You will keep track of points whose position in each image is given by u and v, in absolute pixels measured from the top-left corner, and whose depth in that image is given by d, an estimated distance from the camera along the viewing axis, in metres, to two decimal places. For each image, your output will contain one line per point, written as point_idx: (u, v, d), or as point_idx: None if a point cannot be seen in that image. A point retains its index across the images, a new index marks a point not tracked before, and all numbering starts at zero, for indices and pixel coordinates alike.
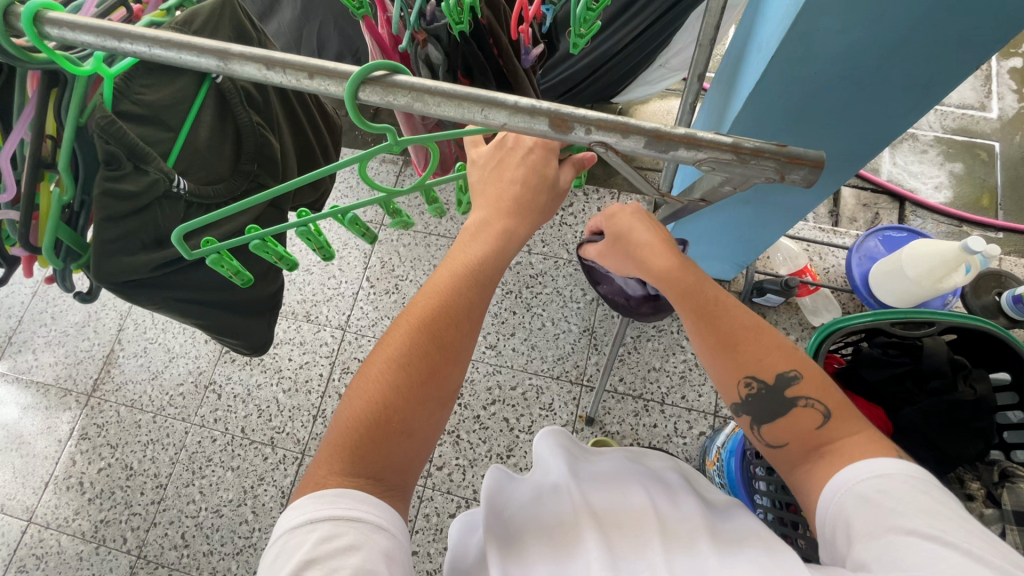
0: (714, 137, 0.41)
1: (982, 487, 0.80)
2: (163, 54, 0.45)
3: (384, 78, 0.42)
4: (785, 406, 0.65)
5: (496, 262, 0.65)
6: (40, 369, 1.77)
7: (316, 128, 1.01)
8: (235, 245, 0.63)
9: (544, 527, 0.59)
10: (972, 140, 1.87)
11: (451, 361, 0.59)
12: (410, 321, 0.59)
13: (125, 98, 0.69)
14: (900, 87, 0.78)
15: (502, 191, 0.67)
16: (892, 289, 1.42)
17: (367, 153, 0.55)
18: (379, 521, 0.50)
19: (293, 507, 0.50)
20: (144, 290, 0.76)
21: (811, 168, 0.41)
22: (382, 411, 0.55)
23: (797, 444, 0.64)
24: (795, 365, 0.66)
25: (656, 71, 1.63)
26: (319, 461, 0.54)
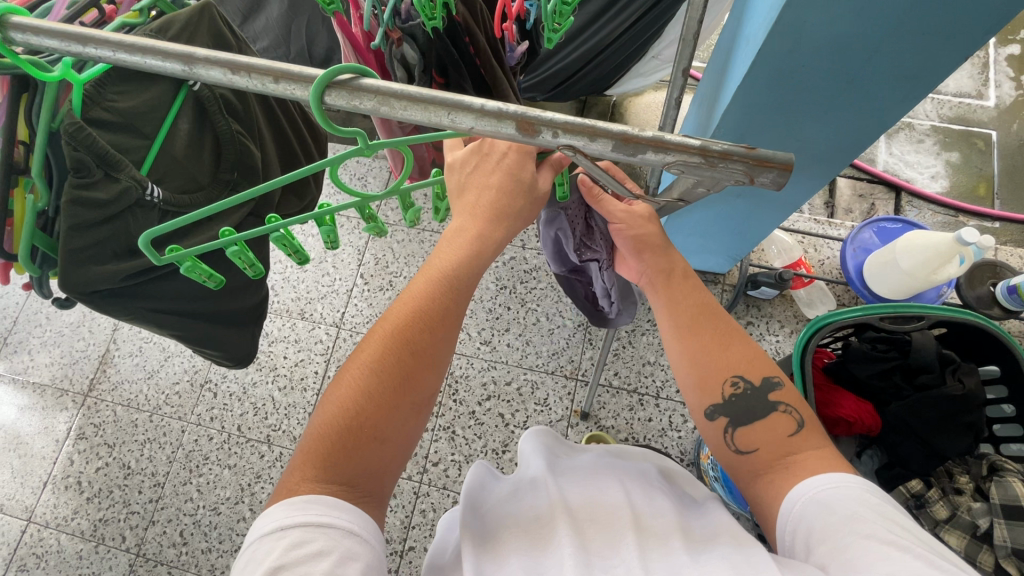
0: (683, 140, 0.40)
1: (971, 480, 0.80)
2: (127, 58, 0.45)
3: (348, 81, 0.41)
4: (764, 410, 0.68)
5: (470, 268, 0.65)
6: (37, 370, 1.77)
7: (302, 142, 1.00)
8: (207, 249, 0.65)
9: (521, 522, 0.59)
10: (970, 129, 1.86)
11: (426, 368, 0.61)
12: (385, 328, 0.61)
13: (96, 104, 0.68)
14: (887, 77, 0.77)
15: (479, 196, 0.66)
16: (887, 282, 1.41)
17: (338, 158, 0.54)
18: (352, 527, 0.51)
19: (264, 514, 0.52)
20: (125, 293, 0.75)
21: (780, 171, 0.40)
22: (355, 419, 0.57)
23: (769, 450, 0.65)
24: (777, 372, 0.70)
25: (649, 63, 1.62)
26: (294, 467, 0.56)
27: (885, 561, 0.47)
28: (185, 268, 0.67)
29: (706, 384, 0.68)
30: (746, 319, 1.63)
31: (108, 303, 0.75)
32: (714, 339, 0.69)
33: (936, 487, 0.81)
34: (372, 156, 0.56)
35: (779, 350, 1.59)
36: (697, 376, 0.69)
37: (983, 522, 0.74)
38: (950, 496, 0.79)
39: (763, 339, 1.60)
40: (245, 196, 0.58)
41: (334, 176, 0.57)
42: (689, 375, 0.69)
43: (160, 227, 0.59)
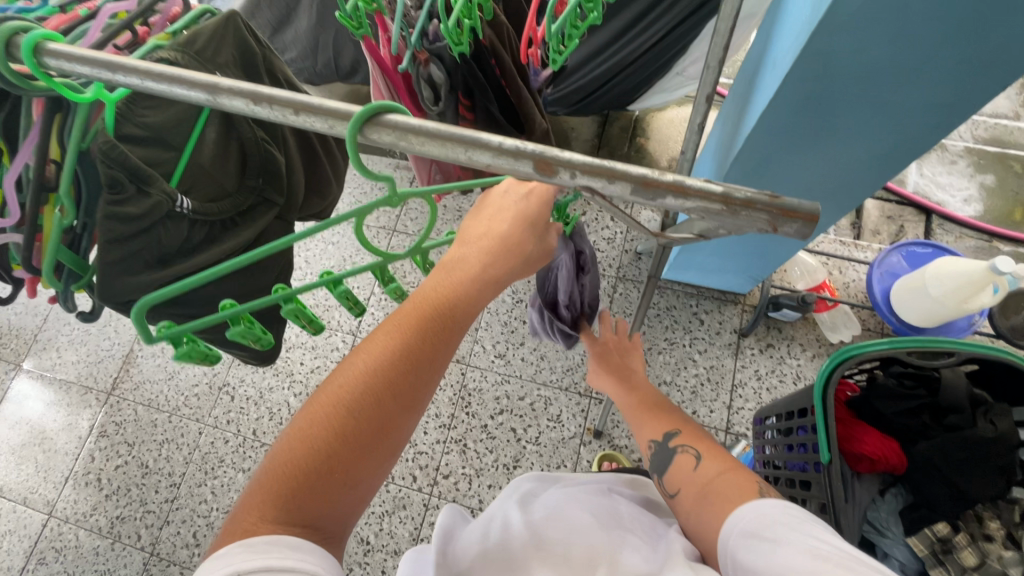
0: (703, 185, 0.39)
1: (1002, 527, 0.76)
2: (154, 87, 0.46)
3: (376, 119, 0.41)
4: (671, 456, 0.72)
5: (465, 307, 0.64)
6: (64, 367, 1.82)
7: (324, 140, 1.01)
8: (213, 318, 0.62)
9: (495, 564, 0.59)
10: (1006, 151, 1.79)
11: (403, 410, 0.59)
12: (363, 364, 0.59)
13: (128, 121, 0.70)
14: (922, 105, 0.75)
15: (489, 229, 0.66)
16: (915, 309, 1.37)
17: (365, 207, 0.54)
18: (314, 569, 0.48)
19: (214, 556, 0.48)
20: (146, 309, 0.78)
21: (806, 222, 0.38)
22: (323, 460, 0.55)
23: (687, 490, 0.67)
24: (677, 425, 0.76)
25: (673, 80, 1.60)
26: (250, 506, 0.53)
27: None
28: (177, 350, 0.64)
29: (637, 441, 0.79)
30: (766, 341, 1.60)
31: (131, 317, 0.77)
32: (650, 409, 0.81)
33: (965, 532, 0.77)
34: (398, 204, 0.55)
35: (800, 375, 1.55)
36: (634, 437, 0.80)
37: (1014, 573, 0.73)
38: (980, 543, 0.77)
39: (783, 362, 1.57)
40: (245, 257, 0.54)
41: (360, 224, 0.57)
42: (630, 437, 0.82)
43: (162, 289, 0.55)
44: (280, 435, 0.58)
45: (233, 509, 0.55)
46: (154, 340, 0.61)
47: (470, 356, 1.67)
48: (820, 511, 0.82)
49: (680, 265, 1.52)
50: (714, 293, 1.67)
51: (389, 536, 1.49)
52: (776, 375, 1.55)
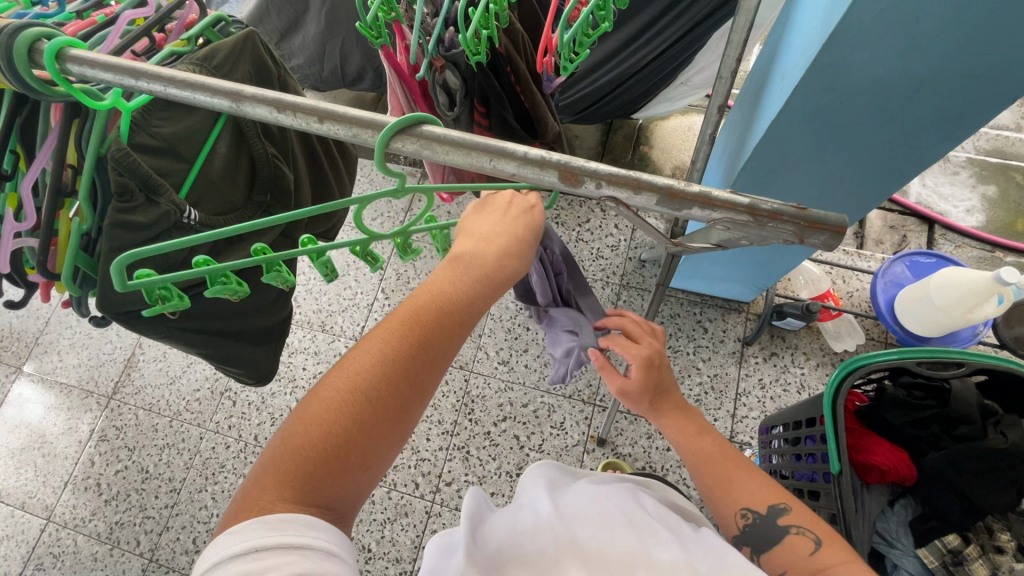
0: (729, 198, 0.40)
1: (1013, 539, 0.77)
2: (177, 93, 0.46)
3: (407, 130, 0.42)
4: (777, 534, 0.65)
5: (479, 299, 0.63)
6: (65, 371, 1.82)
7: (332, 158, 1.02)
8: (188, 276, 0.53)
9: (523, 554, 0.58)
10: (1007, 162, 1.81)
11: (416, 394, 0.59)
12: (378, 349, 0.58)
13: (143, 131, 0.70)
14: (930, 118, 0.76)
15: (503, 233, 0.66)
16: (920, 318, 1.37)
17: (368, 196, 0.54)
18: (331, 547, 0.49)
19: (229, 532, 0.48)
20: (145, 321, 0.76)
21: (831, 234, 0.39)
22: (338, 443, 0.54)
23: (795, 572, 0.63)
24: (784, 498, 0.66)
25: (678, 89, 1.61)
26: (264, 485, 0.52)
27: None
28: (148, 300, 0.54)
29: (721, 516, 0.69)
30: (770, 349, 1.59)
31: (131, 327, 0.76)
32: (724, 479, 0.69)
33: (975, 543, 0.77)
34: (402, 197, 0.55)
35: (804, 384, 1.55)
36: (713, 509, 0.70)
37: None
38: (991, 555, 0.76)
39: (787, 371, 1.57)
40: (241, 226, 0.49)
41: (361, 214, 0.57)
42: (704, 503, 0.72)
43: (140, 250, 0.49)
44: (290, 415, 0.57)
45: (241, 486, 0.55)
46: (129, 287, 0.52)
47: (473, 362, 1.67)
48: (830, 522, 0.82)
49: (685, 273, 1.52)
50: (718, 301, 1.67)
51: (391, 543, 1.48)
52: (781, 384, 1.55)
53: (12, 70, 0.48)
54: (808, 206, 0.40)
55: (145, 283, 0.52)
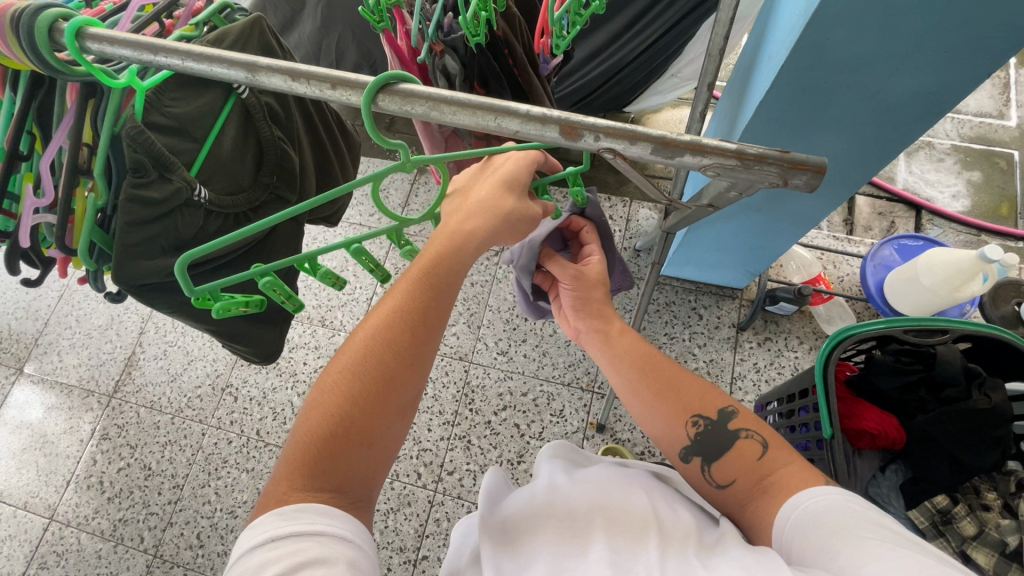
0: (719, 144, 0.43)
1: (998, 496, 0.79)
2: (193, 66, 0.48)
3: (389, 89, 0.44)
4: (729, 440, 0.68)
5: (456, 272, 0.64)
6: (65, 371, 1.82)
7: (335, 142, 1.05)
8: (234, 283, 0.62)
9: (550, 524, 0.60)
10: (991, 149, 1.85)
11: (408, 368, 0.59)
12: (365, 330, 0.60)
13: (155, 110, 0.74)
14: (910, 93, 0.79)
15: (468, 199, 0.65)
16: (910, 300, 1.40)
17: (381, 172, 0.55)
18: (343, 533, 0.50)
19: (252, 525, 0.50)
20: (158, 293, 0.78)
21: (813, 173, 0.42)
22: (338, 422, 0.56)
23: (746, 479, 0.65)
24: (732, 401, 0.70)
25: (668, 81, 1.64)
26: (280, 478, 0.54)
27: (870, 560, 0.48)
28: (218, 307, 0.64)
29: (671, 427, 0.71)
30: (764, 334, 1.63)
31: (144, 301, 0.78)
32: (664, 384, 0.72)
33: (963, 503, 0.80)
34: (414, 169, 0.57)
35: (798, 367, 1.58)
36: (659, 422, 0.72)
37: (1012, 540, 0.74)
38: (978, 513, 0.79)
39: (781, 355, 1.60)
40: (265, 223, 0.57)
41: (377, 192, 0.58)
42: (652, 425, 0.73)
43: (193, 250, 0.57)
44: (301, 413, 0.59)
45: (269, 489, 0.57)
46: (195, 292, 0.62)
47: (473, 353, 1.69)
48: None
49: (678, 261, 1.55)
50: (712, 288, 1.70)
51: (394, 533, 1.49)
52: (775, 368, 1.58)
53: (34, 48, 0.50)
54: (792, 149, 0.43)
55: (206, 289, 0.61)
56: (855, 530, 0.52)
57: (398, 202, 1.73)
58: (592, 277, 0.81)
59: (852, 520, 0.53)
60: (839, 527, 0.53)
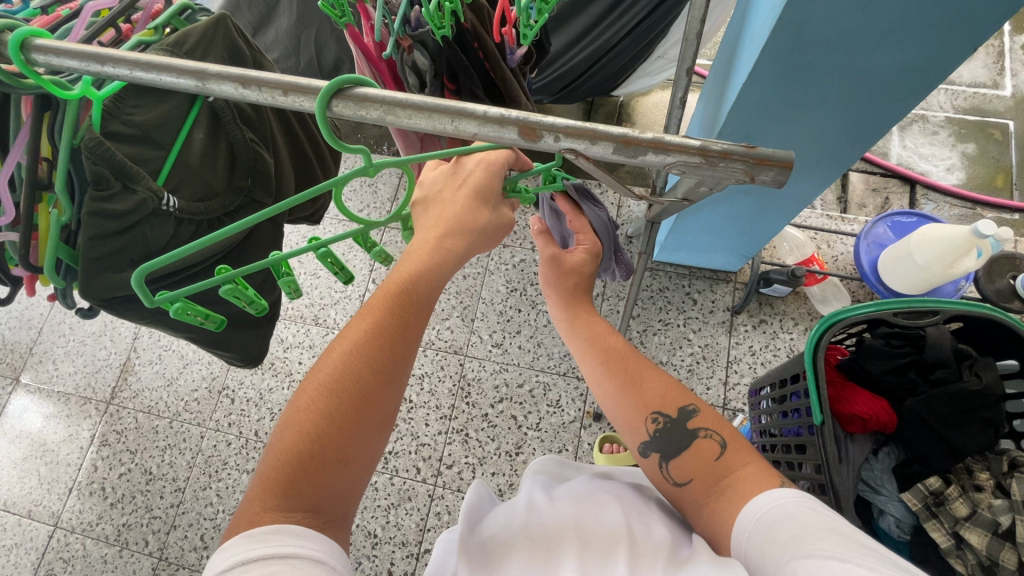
0: (683, 142, 0.42)
1: (992, 477, 0.79)
2: (144, 76, 0.48)
3: (344, 91, 0.43)
4: (687, 439, 0.69)
5: (429, 284, 0.65)
6: (61, 379, 1.82)
7: (317, 145, 1.05)
8: (204, 288, 0.63)
9: (530, 539, 0.60)
10: (985, 119, 1.82)
11: (385, 383, 0.59)
12: (341, 343, 0.60)
13: (115, 119, 0.72)
14: (895, 70, 0.77)
15: (440, 212, 0.66)
16: (903, 278, 1.39)
17: (343, 177, 0.54)
18: (315, 555, 0.49)
19: (222, 549, 0.49)
20: (127, 306, 0.78)
21: (781, 169, 0.42)
22: (314, 439, 0.55)
23: (702, 478, 0.66)
24: (693, 399, 0.71)
25: (655, 63, 1.61)
26: (253, 497, 0.53)
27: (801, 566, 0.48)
28: (175, 309, 0.63)
29: (630, 421, 0.72)
30: (759, 317, 1.62)
31: (114, 313, 0.78)
32: (626, 380, 0.73)
33: (956, 484, 0.80)
34: (376, 174, 0.56)
35: (793, 348, 1.57)
36: (622, 417, 0.73)
37: (1005, 519, 0.75)
38: (970, 494, 0.79)
39: (776, 337, 1.59)
40: (234, 229, 0.56)
41: (339, 196, 0.57)
42: (617, 416, 0.74)
43: (148, 261, 0.57)
44: (274, 429, 0.58)
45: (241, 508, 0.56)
46: (157, 303, 0.62)
47: (468, 346, 1.68)
48: (816, 472, 0.84)
49: (671, 246, 1.54)
50: (705, 273, 1.69)
51: (396, 528, 1.50)
52: (770, 350, 1.58)
53: None
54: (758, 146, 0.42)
55: (167, 297, 0.61)
56: (807, 540, 0.51)
57: (386, 197, 1.71)
58: (570, 265, 0.84)
59: (809, 530, 0.52)
60: (793, 538, 0.52)
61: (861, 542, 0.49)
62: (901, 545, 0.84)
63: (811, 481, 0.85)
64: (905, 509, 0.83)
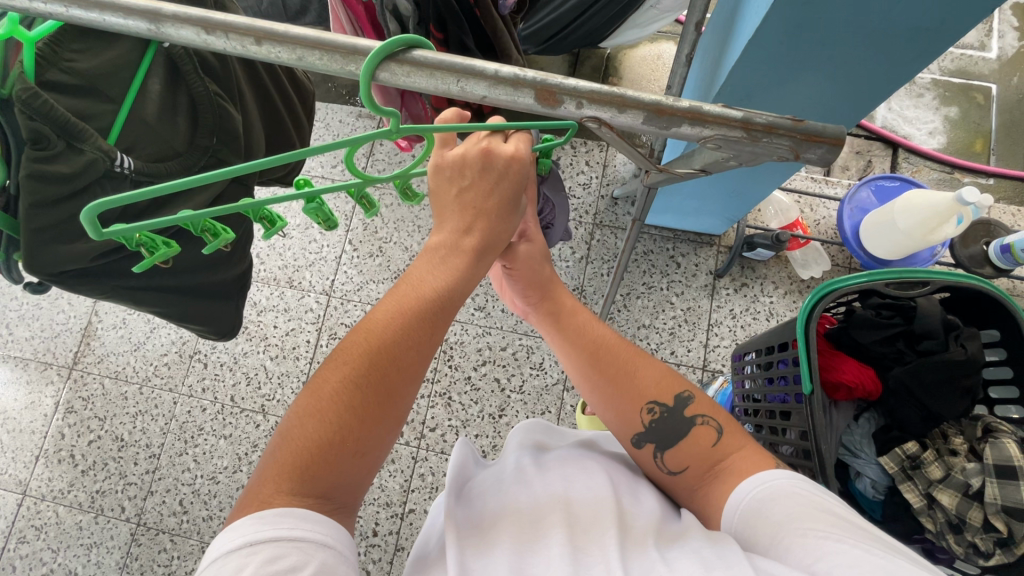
0: (724, 113, 0.44)
1: (965, 441, 0.82)
2: (81, 15, 0.45)
3: (397, 55, 0.43)
4: (685, 428, 0.67)
5: (458, 292, 0.62)
6: (17, 344, 1.72)
7: (287, 100, 0.98)
8: (158, 227, 0.52)
9: (520, 517, 0.58)
10: (970, 82, 1.81)
11: (407, 380, 0.56)
12: (369, 332, 0.56)
13: (53, 66, 0.66)
14: (907, 31, 0.72)
15: (477, 211, 0.62)
16: (885, 243, 1.40)
17: (361, 138, 0.51)
18: (323, 539, 0.48)
19: (230, 527, 0.47)
20: (83, 282, 0.74)
21: (830, 144, 0.44)
22: (336, 431, 0.52)
23: (698, 465, 0.65)
24: (687, 386, 0.70)
25: (647, 13, 1.47)
26: (265, 476, 0.51)
27: (807, 551, 0.50)
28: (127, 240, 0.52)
29: (623, 412, 0.69)
30: (740, 280, 1.62)
31: (67, 289, 0.73)
32: (618, 368, 0.69)
33: (932, 448, 0.83)
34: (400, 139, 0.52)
35: (772, 312, 1.59)
36: (614, 409, 0.69)
37: (976, 482, 0.78)
38: (945, 458, 0.82)
39: (757, 300, 1.60)
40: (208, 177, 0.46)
41: (353, 155, 0.54)
42: (607, 410, 0.70)
43: (100, 199, 0.46)
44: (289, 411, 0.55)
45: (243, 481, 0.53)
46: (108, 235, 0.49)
47: None
48: (800, 438, 0.86)
49: (659, 209, 1.52)
50: (689, 236, 1.67)
51: (380, 489, 1.51)
52: (750, 313, 1.60)
53: None
54: (805, 119, 0.44)
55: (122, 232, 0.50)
56: (803, 520, 0.53)
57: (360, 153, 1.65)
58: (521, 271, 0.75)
59: (802, 509, 0.54)
60: (788, 517, 0.54)
61: (857, 528, 0.52)
62: (874, 504, 0.88)
63: (795, 446, 0.87)
64: (881, 471, 0.87)
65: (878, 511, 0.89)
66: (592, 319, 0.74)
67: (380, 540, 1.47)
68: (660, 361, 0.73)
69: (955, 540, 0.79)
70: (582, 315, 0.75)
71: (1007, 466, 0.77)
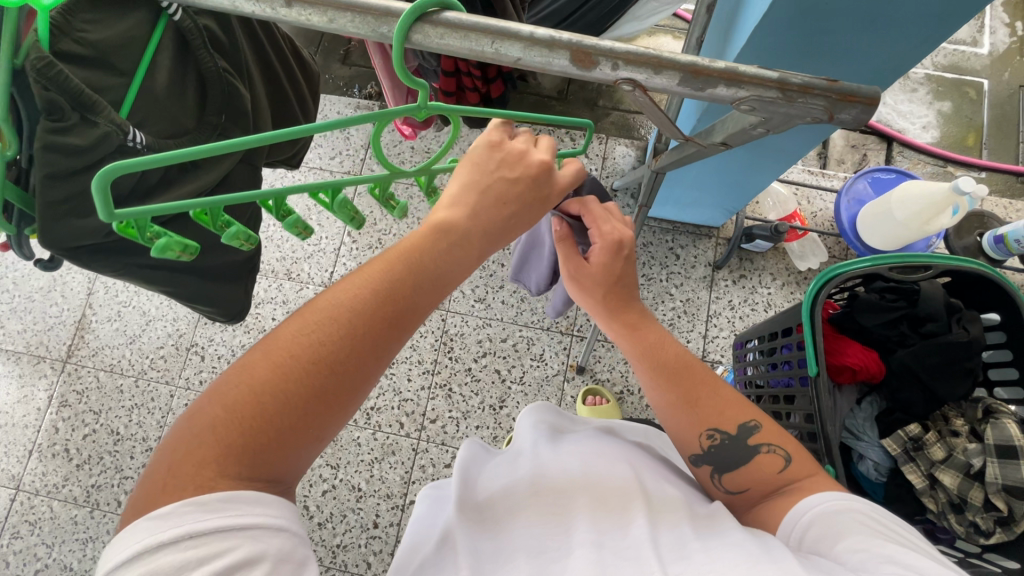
0: (758, 74, 0.45)
1: (966, 423, 0.84)
2: None
3: (428, 17, 0.43)
4: (748, 455, 0.65)
5: (430, 265, 0.56)
6: (9, 338, 1.69)
7: (293, 82, 0.99)
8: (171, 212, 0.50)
9: (543, 501, 0.58)
10: (962, 78, 1.84)
11: (366, 363, 0.51)
12: (327, 307, 0.51)
13: (66, 37, 0.64)
14: (911, 18, 0.73)
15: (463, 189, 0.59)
16: (880, 232, 1.42)
17: (386, 113, 0.50)
18: (278, 522, 0.44)
19: (151, 515, 0.42)
20: (96, 259, 0.73)
21: (864, 104, 0.46)
22: (272, 409, 0.47)
23: (757, 487, 0.65)
24: (755, 416, 0.66)
25: (647, 6, 1.49)
26: (191, 455, 0.45)
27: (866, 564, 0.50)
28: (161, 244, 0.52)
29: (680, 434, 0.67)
30: (739, 272, 1.64)
31: (78, 264, 0.72)
32: (684, 393, 0.67)
33: (934, 431, 0.85)
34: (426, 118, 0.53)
35: (770, 303, 1.61)
36: (673, 428, 0.68)
37: (977, 462, 0.80)
38: (947, 439, 0.84)
39: (755, 291, 1.62)
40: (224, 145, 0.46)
41: (377, 132, 0.53)
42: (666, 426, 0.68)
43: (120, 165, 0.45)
44: (221, 375, 0.49)
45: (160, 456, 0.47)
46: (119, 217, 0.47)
47: (449, 302, 1.65)
48: (805, 421, 0.87)
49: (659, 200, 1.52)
50: (688, 228, 1.69)
51: (380, 481, 1.50)
52: (748, 305, 1.61)
53: None
54: (840, 80, 0.45)
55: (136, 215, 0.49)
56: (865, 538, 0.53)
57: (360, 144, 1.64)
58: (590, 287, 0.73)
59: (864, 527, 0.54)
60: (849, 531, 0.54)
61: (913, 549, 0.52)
62: (877, 486, 0.90)
63: (800, 430, 0.88)
64: (886, 453, 0.88)
65: (880, 494, 0.90)
66: (663, 339, 0.71)
67: (381, 532, 1.46)
68: (728, 388, 0.69)
69: (956, 520, 0.80)
70: (652, 334, 0.71)
71: (1008, 447, 0.78)
